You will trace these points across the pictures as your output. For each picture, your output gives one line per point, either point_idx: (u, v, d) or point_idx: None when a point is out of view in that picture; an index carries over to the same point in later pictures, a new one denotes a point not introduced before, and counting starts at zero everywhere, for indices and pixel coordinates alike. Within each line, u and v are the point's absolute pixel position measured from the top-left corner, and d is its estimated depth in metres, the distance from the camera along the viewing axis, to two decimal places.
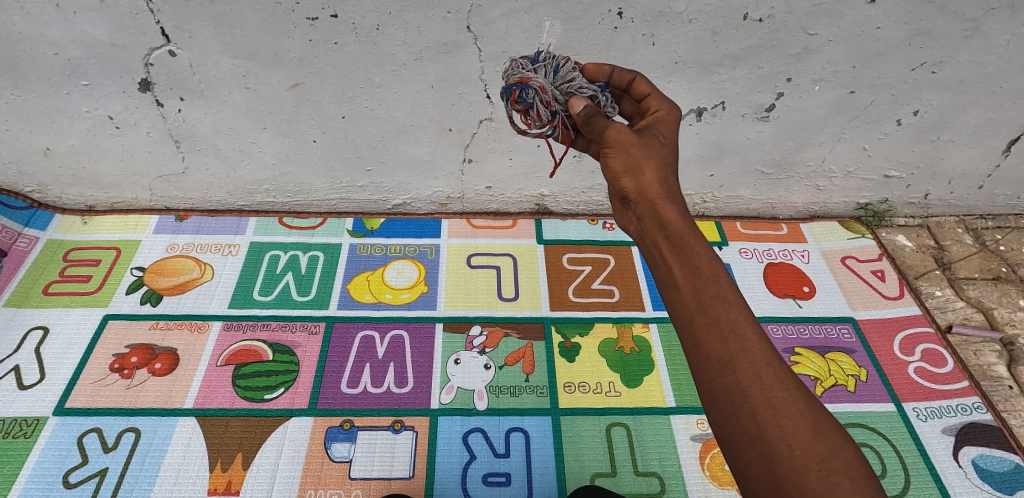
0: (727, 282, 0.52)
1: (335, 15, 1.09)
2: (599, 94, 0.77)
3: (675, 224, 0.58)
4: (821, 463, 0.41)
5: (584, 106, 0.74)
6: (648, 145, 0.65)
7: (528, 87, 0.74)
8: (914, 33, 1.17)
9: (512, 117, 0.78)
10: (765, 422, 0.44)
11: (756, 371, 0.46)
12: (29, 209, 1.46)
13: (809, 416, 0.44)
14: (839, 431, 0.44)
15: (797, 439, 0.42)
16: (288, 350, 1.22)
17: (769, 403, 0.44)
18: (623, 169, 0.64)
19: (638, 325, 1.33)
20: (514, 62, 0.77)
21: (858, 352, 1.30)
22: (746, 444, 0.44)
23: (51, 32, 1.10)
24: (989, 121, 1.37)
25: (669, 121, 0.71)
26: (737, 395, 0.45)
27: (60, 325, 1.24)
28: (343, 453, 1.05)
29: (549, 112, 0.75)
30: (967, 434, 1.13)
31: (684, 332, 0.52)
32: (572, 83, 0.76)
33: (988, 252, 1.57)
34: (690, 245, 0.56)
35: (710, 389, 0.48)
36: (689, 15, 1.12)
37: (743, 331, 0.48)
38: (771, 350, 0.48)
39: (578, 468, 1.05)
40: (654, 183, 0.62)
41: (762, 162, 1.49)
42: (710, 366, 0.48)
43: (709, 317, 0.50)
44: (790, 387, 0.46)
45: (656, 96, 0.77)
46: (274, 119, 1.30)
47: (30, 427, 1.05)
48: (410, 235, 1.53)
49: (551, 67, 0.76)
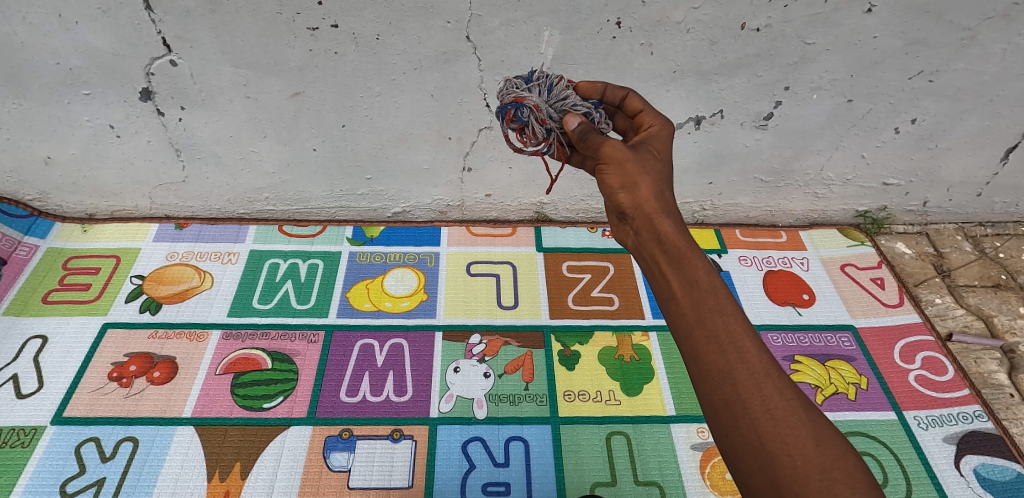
0: (725, 294, 0.52)
1: (335, 25, 1.10)
2: (593, 111, 0.78)
3: (671, 237, 0.58)
4: (823, 473, 0.41)
5: (578, 123, 0.72)
6: (643, 160, 0.65)
7: (523, 106, 0.75)
8: (910, 42, 1.18)
9: (507, 136, 0.80)
10: (766, 433, 0.43)
11: (756, 382, 0.46)
12: (29, 217, 1.46)
13: (810, 426, 0.44)
14: (841, 440, 0.44)
15: (799, 449, 0.42)
16: (287, 358, 1.21)
17: (769, 414, 0.44)
18: (619, 185, 0.65)
19: (638, 333, 1.33)
20: (509, 82, 0.79)
21: (858, 360, 1.29)
22: (747, 455, 0.44)
23: (52, 42, 1.10)
24: (987, 129, 1.37)
25: (662, 137, 0.72)
26: (737, 407, 0.45)
27: (59, 334, 1.23)
28: (342, 463, 1.04)
29: (544, 130, 0.76)
30: (969, 442, 1.12)
31: (684, 344, 0.52)
32: (566, 101, 0.76)
33: (988, 260, 1.57)
34: (687, 258, 0.56)
35: (710, 402, 0.48)
36: (687, 24, 1.13)
37: (742, 343, 0.48)
38: (770, 362, 0.48)
39: (578, 477, 1.05)
40: (650, 198, 0.62)
41: (761, 169, 1.50)
42: (710, 379, 0.48)
43: (707, 329, 0.50)
44: (790, 397, 0.46)
45: (649, 111, 0.77)
46: (274, 128, 1.30)
47: (28, 436, 1.04)
48: (410, 242, 1.53)
49: (546, 86, 0.77)
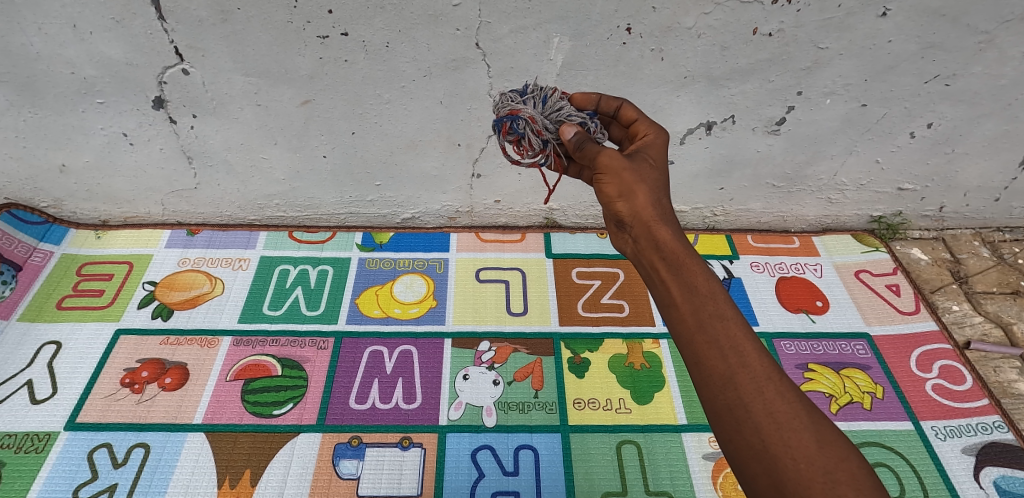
0: (725, 299, 0.51)
1: (345, 33, 1.10)
2: (588, 121, 0.78)
3: (670, 244, 0.57)
4: (826, 475, 0.39)
5: (574, 133, 0.72)
6: (639, 169, 0.64)
7: (518, 119, 0.75)
8: (926, 46, 1.16)
9: (504, 148, 0.79)
10: (769, 436, 0.42)
11: (757, 386, 0.45)
12: (44, 224, 1.47)
13: (812, 428, 0.43)
14: (844, 441, 0.43)
15: (802, 452, 0.41)
16: (297, 365, 1.22)
17: (772, 417, 0.43)
18: (617, 194, 0.64)
19: (648, 340, 1.31)
20: (503, 95, 0.78)
21: (874, 368, 1.27)
22: (751, 458, 0.42)
23: (67, 52, 1.12)
24: (1005, 133, 1.34)
25: (658, 145, 0.71)
26: (740, 412, 0.44)
27: (72, 340, 1.24)
28: (351, 470, 1.04)
29: (540, 141, 0.75)
30: (988, 454, 1.10)
31: (685, 349, 0.51)
32: (560, 112, 0.76)
33: (1006, 266, 1.53)
34: (686, 264, 0.55)
35: (713, 406, 0.47)
36: (698, 30, 1.12)
37: (743, 347, 0.47)
38: (772, 364, 0.47)
39: (588, 486, 1.04)
40: (647, 206, 0.61)
41: (772, 175, 1.48)
42: (712, 384, 0.47)
43: (709, 335, 0.49)
44: (792, 400, 0.44)
45: (643, 121, 0.76)
46: (284, 135, 1.31)
47: (42, 441, 1.05)
48: (419, 249, 1.53)
49: (540, 98, 0.77)
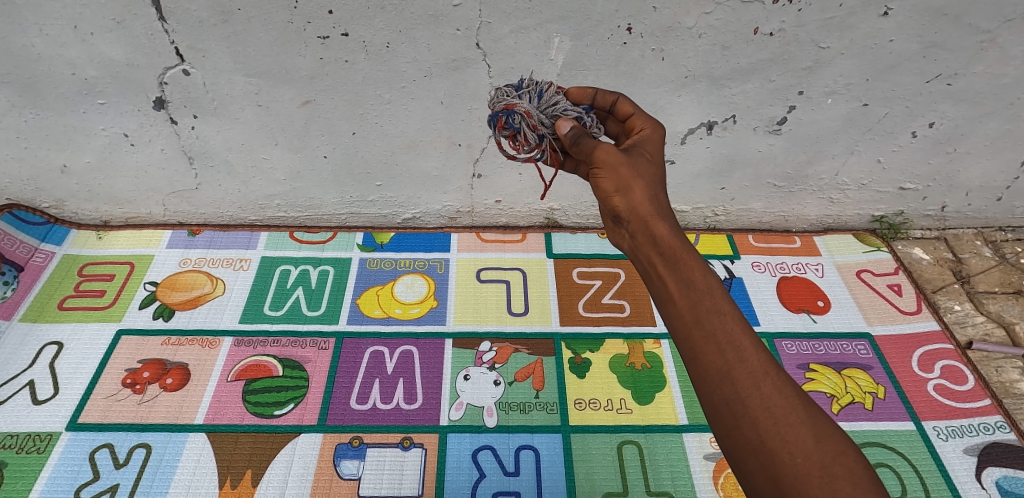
0: (722, 293, 0.51)
1: (346, 33, 1.10)
2: (584, 116, 0.78)
3: (667, 239, 0.57)
4: (824, 469, 0.39)
5: (570, 128, 0.73)
6: (636, 164, 0.64)
7: (512, 112, 0.75)
8: (927, 45, 1.16)
9: (500, 143, 0.79)
10: (766, 431, 0.42)
11: (755, 380, 0.44)
12: (45, 224, 1.48)
13: (809, 422, 0.42)
14: (840, 435, 0.42)
15: (799, 447, 0.41)
16: (297, 365, 1.22)
17: (769, 412, 0.43)
18: (614, 190, 0.64)
19: (649, 340, 1.31)
20: (499, 90, 0.79)
21: (875, 368, 1.27)
22: (749, 454, 0.42)
23: (68, 53, 1.12)
24: (1007, 132, 1.34)
25: (654, 140, 0.70)
26: (737, 407, 0.44)
27: (74, 341, 1.25)
28: (352, 471, 1.04)
29: (537, 135, 0.75)
30: (990, 454, 1.09)
31: (683, 344, 0.50)
32: (556, 106, 0.77)
33: (1008, 265, 1.53)
34: (684, 259, 0.54)
35: (710, 401, 0.46)
36: (699, 29, 1.12)
37: (740, 342, 0.47)
38: (769, 358, 0.46)
39: (589, 487, 1.04)
40: (644, 202, 0.61)
41: (774, 175, 1.47)
42: (710, 379, 0.47)
43: (706, 330, 0.48)
44: (789, 394, 0.44)
45: (640, 115, 0.76)
46: (285, 136, 1.31)
47: (44, 442, 1.05)
48: (420, 249, 1.53)
49: (535, 93, 0.78)
